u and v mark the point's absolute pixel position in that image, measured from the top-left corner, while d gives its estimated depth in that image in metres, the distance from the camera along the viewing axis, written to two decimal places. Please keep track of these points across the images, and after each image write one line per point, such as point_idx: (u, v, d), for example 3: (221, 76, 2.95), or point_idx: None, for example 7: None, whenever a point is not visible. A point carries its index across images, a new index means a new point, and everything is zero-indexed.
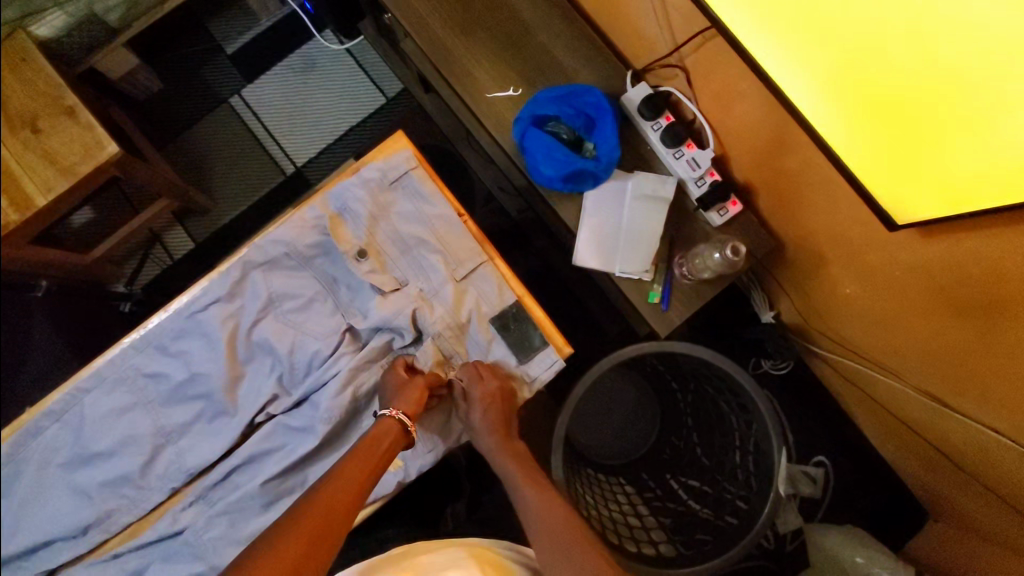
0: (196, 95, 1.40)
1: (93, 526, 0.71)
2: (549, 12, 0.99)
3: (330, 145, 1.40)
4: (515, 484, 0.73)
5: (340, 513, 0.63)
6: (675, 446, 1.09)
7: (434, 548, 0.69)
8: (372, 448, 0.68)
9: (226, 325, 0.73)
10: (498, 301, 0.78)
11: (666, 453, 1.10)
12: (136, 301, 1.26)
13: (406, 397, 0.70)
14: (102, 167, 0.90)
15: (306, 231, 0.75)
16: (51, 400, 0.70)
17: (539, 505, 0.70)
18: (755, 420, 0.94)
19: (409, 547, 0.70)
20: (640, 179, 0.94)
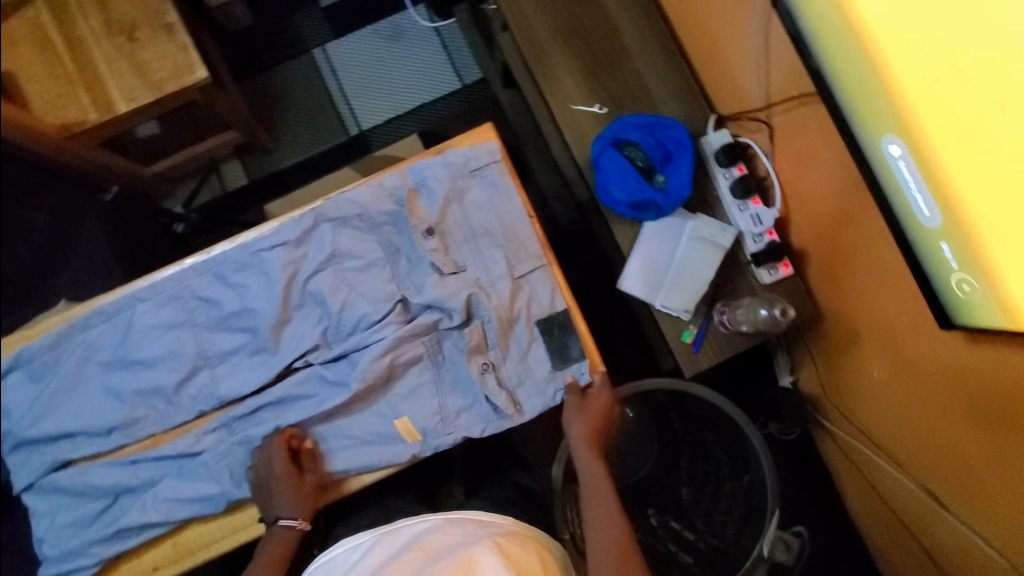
0: (284, 39, 1.50)
1: (117, 429, 0.75)
2: (651, 42, 1.02)
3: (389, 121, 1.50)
4: (590, 510, 0.71)
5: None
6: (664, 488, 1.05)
7: (448, 532, 0.67)
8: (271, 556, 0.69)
9: (286, 271, 0.75)
10: (547, 305, 0.77)
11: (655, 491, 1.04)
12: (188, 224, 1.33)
13: (296, 501, 0.70)
14: (186, 89, 0.94)
15: (381, 197, 0.76)
16: (108, 300, 0.75)
17: (611, 534, 0.68)
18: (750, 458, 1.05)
19: (417, 530, 0.68)
20: (701, 221, 0.95)
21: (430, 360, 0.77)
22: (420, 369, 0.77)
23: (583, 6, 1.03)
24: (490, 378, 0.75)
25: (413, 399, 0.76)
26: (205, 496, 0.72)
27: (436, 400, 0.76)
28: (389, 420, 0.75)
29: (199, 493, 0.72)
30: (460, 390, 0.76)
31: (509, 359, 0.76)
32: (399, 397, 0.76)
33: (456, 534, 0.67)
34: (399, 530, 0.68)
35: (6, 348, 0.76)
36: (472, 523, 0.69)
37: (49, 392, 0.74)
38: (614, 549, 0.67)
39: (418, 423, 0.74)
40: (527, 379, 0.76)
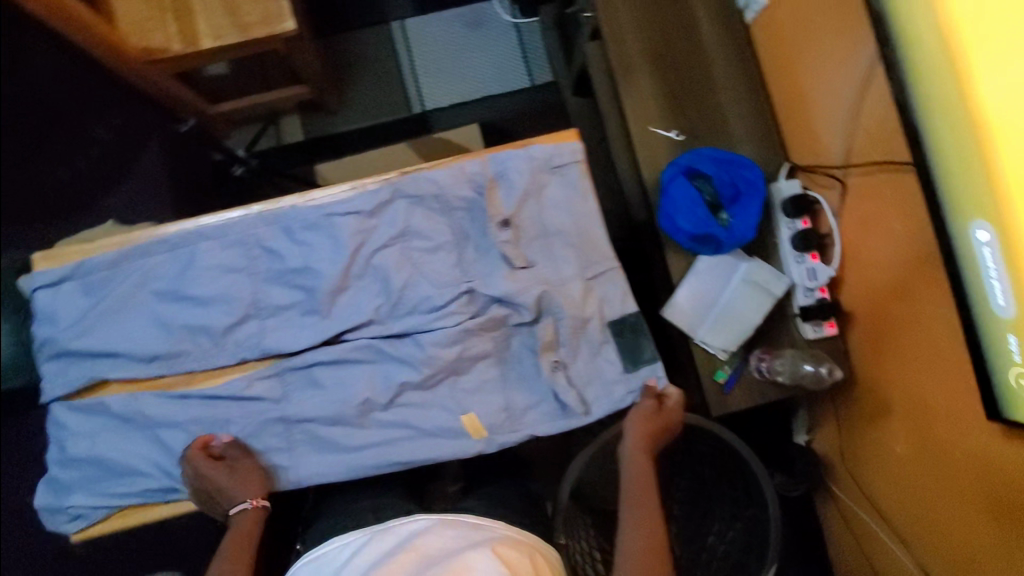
0: (366, 7, 1.53)
1: (160, 360, 0.75)
2: (738, 80, 1.03)
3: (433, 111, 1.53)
4: (629, 519, 0.68)
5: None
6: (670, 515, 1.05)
7: (441, 535, 0.65)
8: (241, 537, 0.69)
9: (355, 237, 0.76)
10: (618, 311, 0.79)
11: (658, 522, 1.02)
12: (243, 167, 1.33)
13: (245, 484, 0.72)
14: (274, 36, 1.04)
15: (461, 181, 0.77)
16: (174, 232, 0.76)
17: (648, 548, 0.65)
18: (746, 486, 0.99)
19: (410, 533, 0.65)
20: (756, 265, 0.94)
21: (498, 356, 0.78)
22: (489, 364, 0.78)
23: (677, 32, 1.04)
24: (560, 375, 0.78)
25: (478, 394, 0.77)
26: (275, 449, 0.75)
27: (503, 395, 0.78)
28: (456, 414, 0.77)
29: (273, 459, 0.75)
30: (529, 387, 0.79)
31: (580, 358, 0.79)
32: (466, 392, 0.77)
33: (450, 537, 0.65)
34: (393, 530, 0.66)
35: (60, 257, 0.77)
36: (467, 528, 0.67)
37: (98, 308, 0.75)
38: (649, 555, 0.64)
39: (483, 418, 0.77)
40: (596, 381, 0.79)
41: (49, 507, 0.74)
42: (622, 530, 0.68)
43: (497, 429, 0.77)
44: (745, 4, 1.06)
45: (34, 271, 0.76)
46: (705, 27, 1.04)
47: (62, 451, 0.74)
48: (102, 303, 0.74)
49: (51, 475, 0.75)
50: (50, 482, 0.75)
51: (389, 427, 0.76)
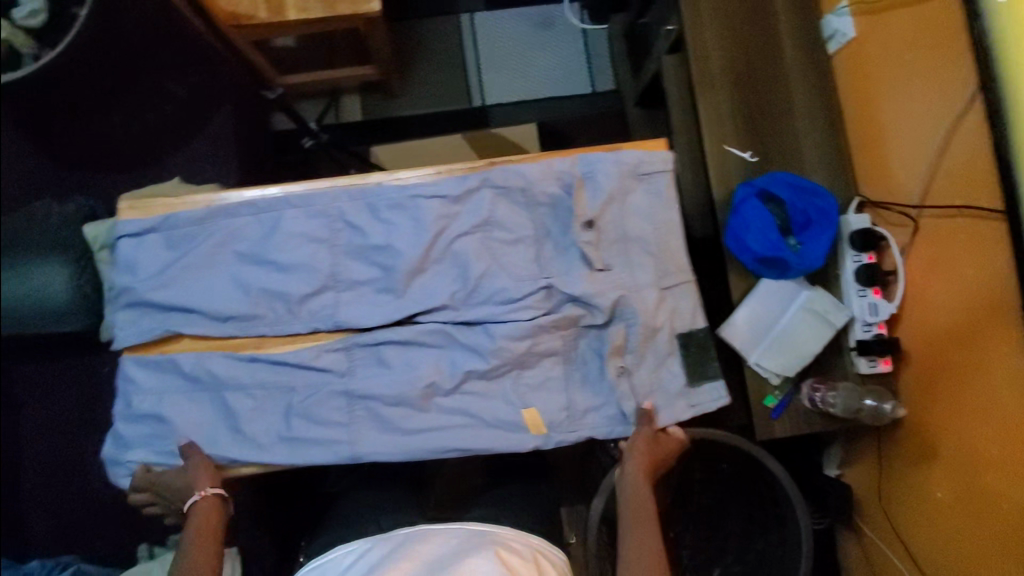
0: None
1: (234, 321, 0.76)
2: (817, 109, 1.03)
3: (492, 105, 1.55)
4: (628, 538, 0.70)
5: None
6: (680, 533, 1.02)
7: (438, 540, 0.68)
8: (210, 529, 0.71)
9: (439, 221, 0.77)
10: (689, 322, 0.79)
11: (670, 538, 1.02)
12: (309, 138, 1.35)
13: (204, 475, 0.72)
14: (358, 14, 1.12)
15: (549, 177, 0.77)
16: (263, 196, 0.77)
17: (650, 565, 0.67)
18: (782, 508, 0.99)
19: (408, 537, 0.69)
20: (818, 294, 0.94)
21: (565, 356, 0.79)
22: (554, 362, 0.78)
23: (762, 54, 1.04)
24: (625, 381, 0.78)
25: (541, 391, 0.78)
26: (336, 422, 0.75)
27: (565, 395, 0.78)
28: (517, 408, 0.77)
29: (332, 433, 0.75)
30: (591, 389, 0.79)
31: (644, 366, 0.79)
32: (529, 387, 0.78)
33: (450, 543, 0.68)
34: (393, 536, 0.70)
35: (145, 209, 0.77)
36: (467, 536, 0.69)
37: (180, 264, 0.76)
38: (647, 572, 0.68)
39: (545, 416, 0.77)
40: (658, 391, 0.79)
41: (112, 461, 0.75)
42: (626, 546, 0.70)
43: (558, 427, 0.77)
44: (831, 35, 1.06)
45: (120, 220, 0.77)
46: (789, 51, 1.04)
47: (128, 405, 0.75)
48: (186, 260, 0.75)
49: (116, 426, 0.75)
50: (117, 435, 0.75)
51: (451, 414, 0.77)
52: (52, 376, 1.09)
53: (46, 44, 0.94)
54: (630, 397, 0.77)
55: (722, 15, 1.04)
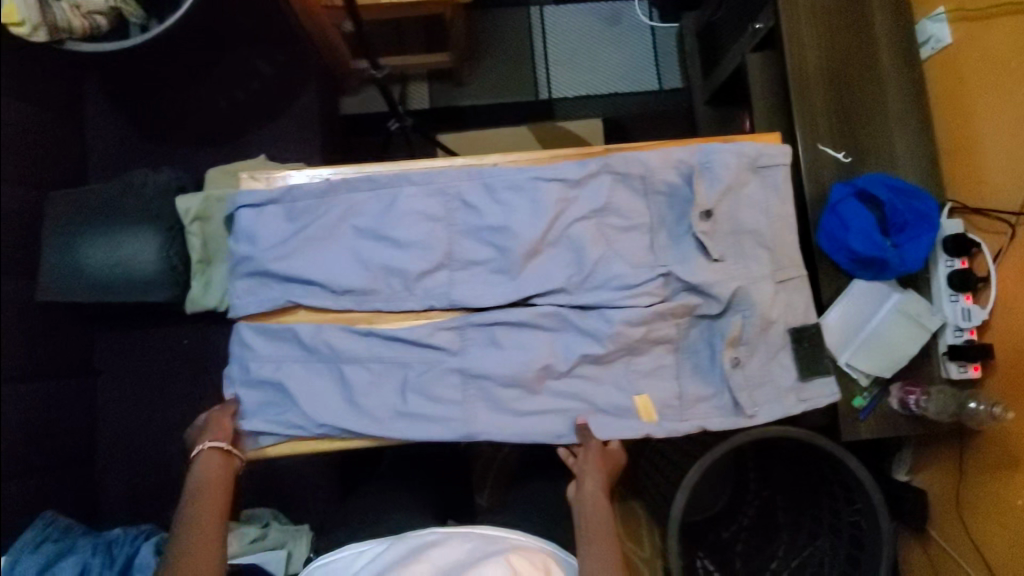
0: None
1: (352, 294, 0.77)
2: (911, 113, 1.03)
3: (561, 98, 1.53)
4: (587, 550, 0.73)
5: (212, 530, 0.73)
6: (735, 531, 1.05)
7: (451, 543, 0.73)
8: (218, 481, 0.75)
9: (558, 204, 0.78)
10: (801, 319, 0.81)
11: (725, 535, 1.06)
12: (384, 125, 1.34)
13: (217, 428, 0.75)
14: None
15: (668, 166, 0.79)
16: (386, 173, 0.78)
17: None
18: (857, 502, 0.90)
19: (423, 540, 0.74)
20: (911, 297, 0.95)
21: (676, 343, 0.81)
22: (666, 349, 0.80)
23: (857, 55, 1.04)
24: (738, 371, 0.79)
25: (653, 377, 0.80)
26: (450, 400, 0.76)
27: (677, 383, 0.80)
28: (629, 393, 0.79)
29: (445, 410, 0.76)
30: (703, 378, 0.81)
31: (756, 357, 0.80)
32: (640, 373, 0.79)
33: (462, 547, 0.73)
34: (406, 539, 0.75)
35: (275, 183, 0.80)
36: (475, 537, 0.75)
37: (301, 235, 0.76)
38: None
39: (654, 402, 0.79)
40: (769, 384, 0.81)
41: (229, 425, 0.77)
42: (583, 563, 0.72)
43: (668, 414, 0.79)
44: (925, 40, 1.05)
45: (243, 188, 0.79)
46: (884, 53, 1.04)
47: (245, 371, 0.77)
48: (307, 231, 0.77)
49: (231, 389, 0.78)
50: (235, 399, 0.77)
51: (562, 397, 0.78)
52: (133, 346, 1.11)
53: (152, 14, 0.97)
54: (743, 388, 0.78)
55: (819, 14, 1.04)
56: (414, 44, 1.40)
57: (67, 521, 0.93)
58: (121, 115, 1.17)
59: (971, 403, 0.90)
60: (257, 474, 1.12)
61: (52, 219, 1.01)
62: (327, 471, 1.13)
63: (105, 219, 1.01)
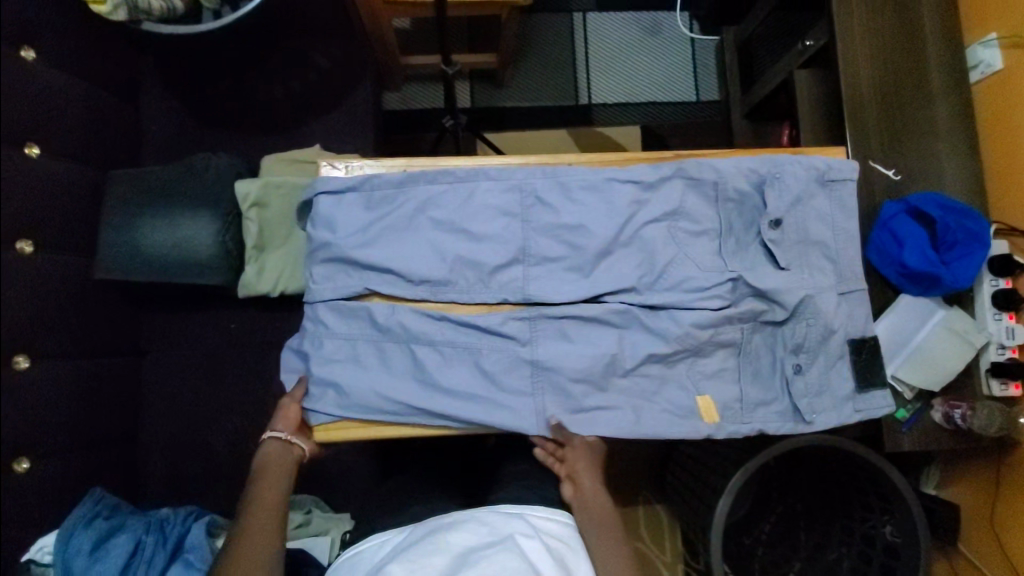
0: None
1: (427, 284, 0.79)
2: (961, 135, 1.05)
3: (600, 105, 1.53)
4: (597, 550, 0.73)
5: (268, 513, 0.74)
6: (755, 537, 0.96)
7: (469, 528, 0.66)
8: (279, 467, 0.77)
9: (631, 206, 0.80)
10: (860, 330, 0.82)
11: (747, 542, 0.96)
12: (431, 123, 1.36)
13: (283, 418, 0.78)
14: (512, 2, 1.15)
15: (739, 174, 0.81)
16: (465, 166, 0.79)
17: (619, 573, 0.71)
18: (894, 510, 0.85)
19: (443, 524, 0.67)
20: (957, 314, 0.96)
21: (739, 347, 0.81)
22: (728, 353, 0.81)
23: (911, 75, 1.06)
24: (799, 378, 0.80)
25: (715, 379, 0.80)
26: (521, 392, 0.77)
27: (738, 387, 0.81)
28: (692, 394, 0.79)
29: (514, 399, 0.77)
30: (763, 384, 0.81)
31: (816, 366, 0.81)
32: (704, 375, 0.80)
33: (481, 533, 0.66)
34: (425, 523, 0.68)
35: (353, 173, 0.83)
36: (498, 517, 0.68)
37: (380, 223, 0.79)
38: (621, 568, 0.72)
39: (716, 405, 0.79)
40: (827, 393, 0.81)
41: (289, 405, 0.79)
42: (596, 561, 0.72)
43: (729, 419, 0.79)
44: (975, 65, 1.06)
45: (323, 177, 0.81)
46: (937, 74, 1.06)
47: (318, 349, 0.78)
48: (385, 221, 0.79)
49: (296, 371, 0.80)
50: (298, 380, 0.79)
51: (624, 395, 0.78)
52: (181, 329, 1.13)
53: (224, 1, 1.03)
54: (804, 395, 0.80)
55: (873, 31, 1.06)
56: (464, 43, 1.44)
57: (115, 499, 0.94)
58: (177, 100, 1.18)
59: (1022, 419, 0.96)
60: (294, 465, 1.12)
61: (111, 197, 1.01)
62: (365, 461, 1.14)
63: (165, 200, 1.01)
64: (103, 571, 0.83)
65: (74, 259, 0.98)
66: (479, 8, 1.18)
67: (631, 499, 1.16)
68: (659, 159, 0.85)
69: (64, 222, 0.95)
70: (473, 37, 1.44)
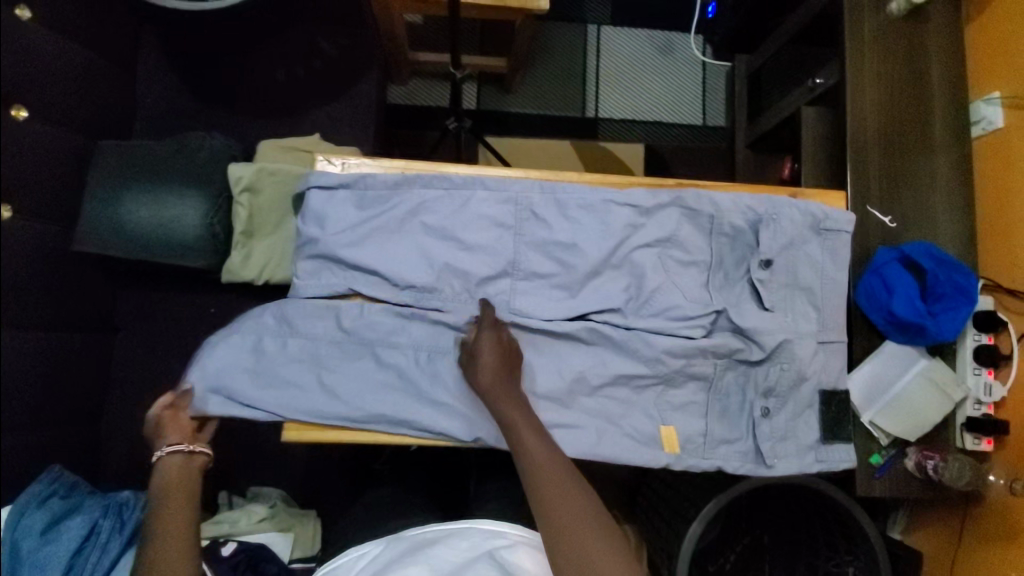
0: (569, 4, 1.54)
1: (411, 290, 0.78)
2: (956, 188, 1.05)
3: (603, 118, 1.53)
4: (520, 435, 0.67)
5: (184, 529, 0.70)
6: (721, 566, 0.93)
7: (446, 543, 0.68)
8: (184, 484, 0.73)
9: (626, 230, 0.79)
10: (832, 380, 0.81)
11: (710, 569, 0.92)
12: (435, 121, 1.34)
13: (176, 431, 0.75)
14: (526, 8, 1.14)
15: (736, 209, 0.80)
16: (461, 174, 0.78)
17: (546, 458, 0.66)
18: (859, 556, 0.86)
19: (420, 540, 0.69)
20: (938, 365, 0.97)
21: (710, 382, 0.80)
22: (699, 387, 0.80)
23: (914, 124, 1.06)
24: (766, 422, 0.79)
25: (682, 412, 0.80)
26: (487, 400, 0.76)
27: (704, 422, 0.80)
28: (656, 424, 0.79)
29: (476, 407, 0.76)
30: (729, 422, 0.80)
31: (784, 411, 0.80)
32: (672, 407, 0.80)
33: (458, 547, 0.68)
34: (404, 537, 0.70)
35: (349, 171, 0.81)
36: (476, 532, 0.70)
37: (372, 223, 0.78)
38: (555, 473, 0.65)
39: (680, 439, 0.78)
40: (791, 439, 0.80)
41: (225, 409, 0.75)
42: (517, 450, 0.66)
43: (692, 455, 0.78)
44: (977, 120, 1.06)
45: (319, 170, 0.80)
46: (938, 124, 1.06)
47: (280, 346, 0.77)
48: (375, 223, 0.78)
49: (251, 372, 0.76)
50: (256, 381, 0.75)
51: (588, 416, 0.78)
52: (155, 308, 1.11)
53: None
54: (767, 439, 0.79)
55: (883, 76, 1.06)
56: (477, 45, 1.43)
57: (73, 477, 0.91)
58: (177, 74, 1.16)
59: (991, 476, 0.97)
60: (257, 456, 1.11)
61: (98, 168, 0.98)
62: (331, 457, 1.13)
63: (151, 178, 0.99)
64: (52, 552, 0.82)
65: (54, 228, 0.96)
66: (493, 11, 1.17)
67: None
68: (659, 186, 0.85)
69: (44, 189, 0.93)
70: (487, 40, 1.43)
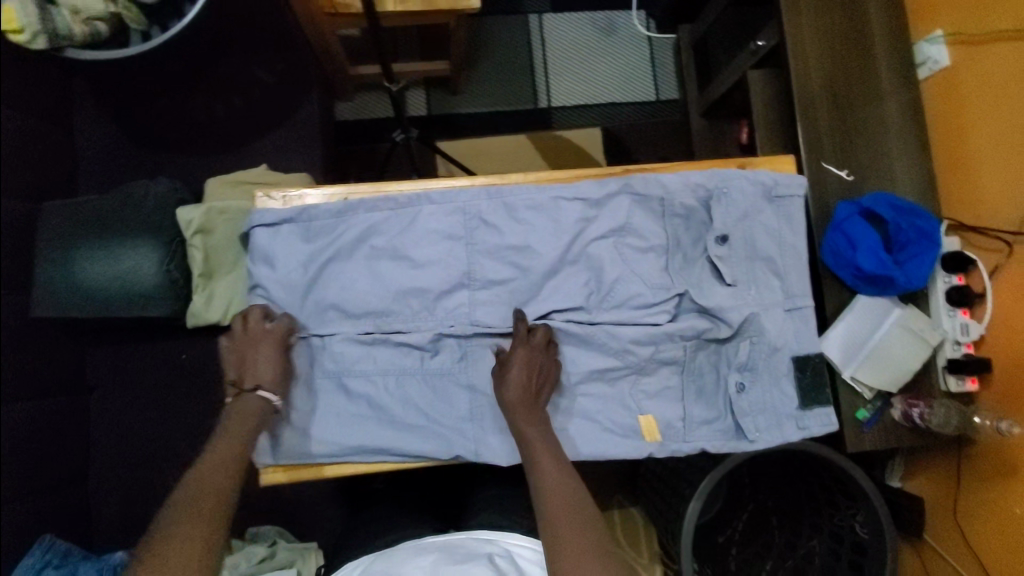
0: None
1: (370, 315, 0.77)
2: (910, 133, 1.04)
3: (556, 107, 1.51)
4: (536, 457, 0.67)
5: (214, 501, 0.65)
6: (730, 536, 0.94)
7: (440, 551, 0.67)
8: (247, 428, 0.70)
9: (578, 225, 0.78)
10: (804, 346, 0.80)
11: (720, 540, 0.94)
12: (384, 133, 1.33)
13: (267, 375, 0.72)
14: (455, 8, 1.11)
15: (685, 189, 0.80)
16: (403, 192, 0.77)
17: (558, 480, 0.65)
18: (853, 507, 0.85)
19: (411, 551, 0.68)
20: (912, 313, 0.96)
21: (683, 365, 0.80)
22: (672, 371, 0.80)
23: (859, 75, 1.05)
24: (743, 397, 0.79)
25: (659, 398, 0.80)
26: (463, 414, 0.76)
27: (682, 405, 0.80)
28: (635, 414, 0.79)
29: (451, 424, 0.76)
30: (707, 402, 0.80)
31: (760, 383, 0.79)
32: (647, 394, 0.79)
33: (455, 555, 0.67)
34: (394, 551, 0.69)
35: (291, 203, 0.80)
36: (470, 542, 0.70)
37: (320, 254, 0.76)
38: (563, 495, 0.64)
39: (659, 426, 0.78)
40: (771, 410, 0.80)
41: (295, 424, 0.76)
42: (531, 472, 0.67)
43: (672, 440, 0.78)
44: (922, 62, 1.06)
45: (260, 207, 0.78)
46: (883, 71, 1.05)
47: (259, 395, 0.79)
48: (324, 252, 0.77)
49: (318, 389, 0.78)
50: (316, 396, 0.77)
51: (565, 414, 0.78)
52: (127, 362, 1.09)
53: (153, 21, 0.96)
54: (746, 414, 0.78)
55: (821, 32, 1.05)
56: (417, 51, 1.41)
57: (66, 545, 0.90)
58: (116, 124, 1.14)
59: (976, 419, 0.95)
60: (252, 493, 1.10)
61: (45, 231, 0.97)
62: (325, 485, 1.12)
63: (98, 234, 0.97)
64: None
65: None
66: (423, 16, 1.15)
67: (604, 505, 1.14)
68: (608, 175, 0.84)
69: None
70: (426, 44, 1.41)
